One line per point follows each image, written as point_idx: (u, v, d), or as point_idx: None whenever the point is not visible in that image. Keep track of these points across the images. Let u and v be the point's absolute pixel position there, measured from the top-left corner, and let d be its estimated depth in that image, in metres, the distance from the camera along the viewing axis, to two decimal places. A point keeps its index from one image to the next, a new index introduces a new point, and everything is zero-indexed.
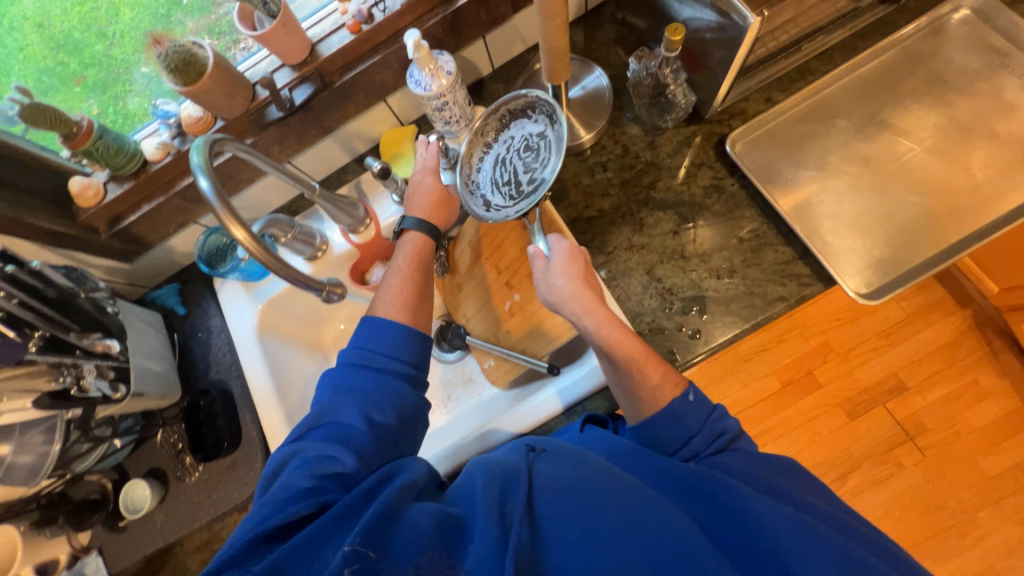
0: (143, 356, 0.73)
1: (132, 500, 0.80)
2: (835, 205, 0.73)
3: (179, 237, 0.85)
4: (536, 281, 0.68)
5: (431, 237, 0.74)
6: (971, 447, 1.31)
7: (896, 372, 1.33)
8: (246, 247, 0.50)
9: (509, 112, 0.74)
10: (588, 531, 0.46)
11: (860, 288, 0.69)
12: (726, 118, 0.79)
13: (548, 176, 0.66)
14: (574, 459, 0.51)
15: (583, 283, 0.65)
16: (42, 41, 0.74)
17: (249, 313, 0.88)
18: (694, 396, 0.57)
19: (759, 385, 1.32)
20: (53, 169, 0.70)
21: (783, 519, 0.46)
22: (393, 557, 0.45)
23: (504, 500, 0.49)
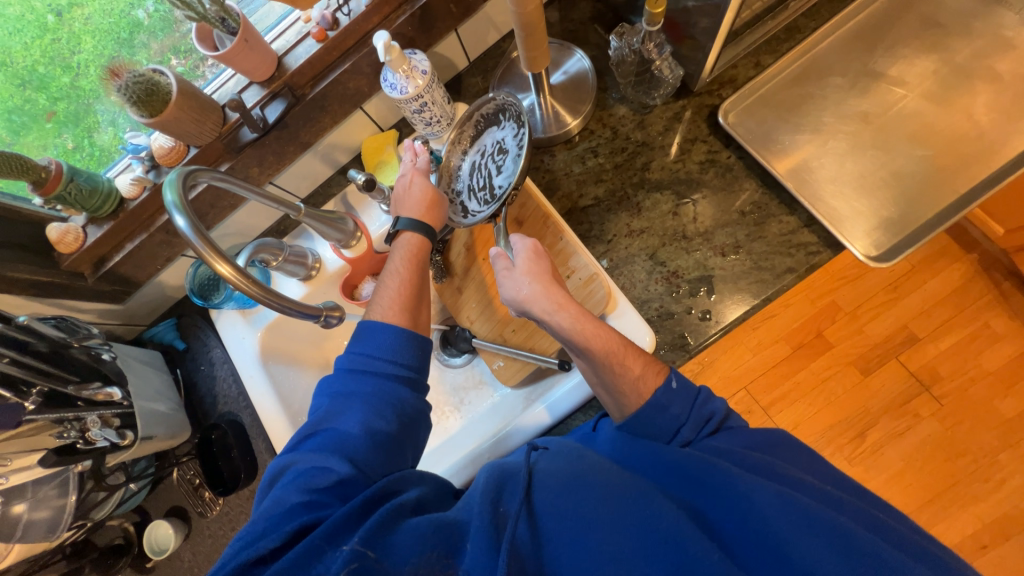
0: (148, 399, 0.71)
1: (156, 540, 0.80)
2: (837, 166, 0.71)
3: (168, 272, 0.83)
4: (499, 287, 0.66)
5: (427, 237, 0.70)
6: (988, 392, 1.30)
7: (906, 325, 1.31)
8: (231, 281, 0.48)
9: (483, 118, 0.75)
10: (581, 522, 0.44)
11: (870, 251, 0.67)
12: (716, 89, 0.76)
13: (513, 177, 0.66)
14: (574, 454, 0.50)
15: (549, 281, 0.63)
16: (5, 80, 0.70)
17: (249, 341, 0.86)
18: (677, 382, 0.57)
19: (770, 352, 1.31)
20: (27, 217, 0.68)
21: (786, 506, 0.43)
22: (392, 558, 0.43)
23: (499, 501, 0.47)
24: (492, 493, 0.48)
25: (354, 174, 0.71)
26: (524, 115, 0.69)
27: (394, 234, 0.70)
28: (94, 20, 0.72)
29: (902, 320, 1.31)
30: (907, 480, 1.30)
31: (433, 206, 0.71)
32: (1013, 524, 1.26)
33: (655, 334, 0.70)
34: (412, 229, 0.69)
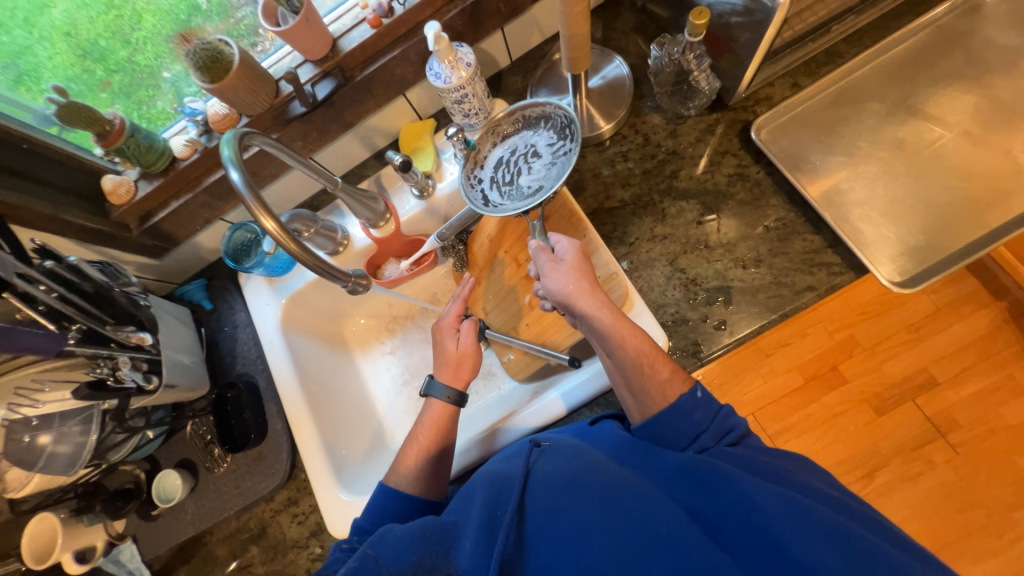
0: (173, 349, 0.75)
1: (165, 489, 0.83)
2: (866, 191, 0.71)
3: (206, 234, 0.87)
4: (544, 277, 0.67)
5: (455, 405, 0.75)
6: (1007, 446, 1.27)
7: (926, 366, 1.28)
8: (277, 238, 0.50)
9: (524, 117, 0.77)
10: (581, 520, 0.45)
11: (894, 277, 0.67)
12: (751, 105, 0.77)
13: (551, 185, 0.71)
14: (575, 454, 0.52)
15: (592, 282, 0.65)
16: (70, 49, 0.74)
17: (273, 308, 0.89)
18: (702, 392, 0.57)
19: (781, 381, 1.26)
20: (86, 167, 0.72)
21: (787, 506, 0.44)
22: (390, 557, 0.50)
23: (495, 502, 0.49)
24: (490, 493, 0.50)
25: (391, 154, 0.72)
26: (571, 127, 0.73)
27: (422, 394, 0.76)
28: (158, 1, 0.76)
29: (923, 362, 1.28)
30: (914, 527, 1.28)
31: (466, 372, 0.77)
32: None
33: (668, 339, 0.71)
34: (442, 397, 0.74)
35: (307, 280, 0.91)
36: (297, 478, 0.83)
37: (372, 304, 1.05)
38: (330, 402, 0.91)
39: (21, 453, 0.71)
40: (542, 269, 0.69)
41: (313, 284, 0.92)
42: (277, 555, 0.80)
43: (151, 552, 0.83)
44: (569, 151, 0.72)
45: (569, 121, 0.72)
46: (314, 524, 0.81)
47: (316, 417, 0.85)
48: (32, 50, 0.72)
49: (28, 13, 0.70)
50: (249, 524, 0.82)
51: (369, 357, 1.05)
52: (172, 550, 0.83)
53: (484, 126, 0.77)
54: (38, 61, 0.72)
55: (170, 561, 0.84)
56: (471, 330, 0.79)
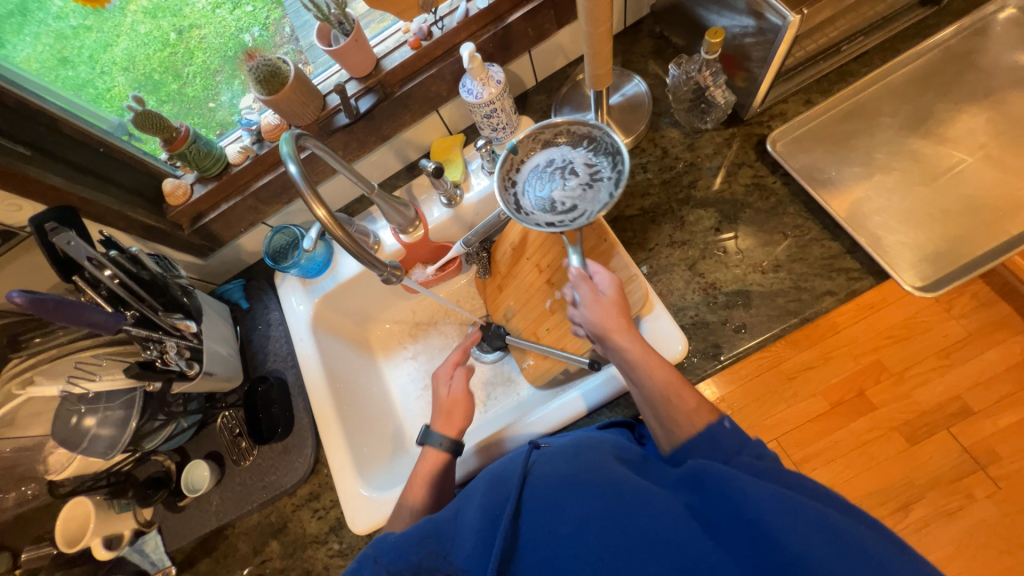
0: (213, 340, 0.79)
1: (192, 480, 0.86)
2: (884, 200, 0.72)
3: (248, 237, 0.93)
4: (583, 308, 0.69)
5: (452, 453, 0.75)
6: None
7: (960, 394, 1.23)
8: (326, 225, 0.53)
9: (569, 130, 0.77)
10: (574, 519, 0.47)
11: (916, 282, 0.67)
12: (766, 120, 0.81)
13: (587, 210, 0.73)
14: (574, 453, 0.54)
15: (622, 318, 0.67)
16: (127, 82, 0.79)
17: (305, 307, 0.94)
18: (729, 423, 0.56)
19: (804, 407, 1.21)
20: (150, 171, 0.80)
21: (774, 502, 0.44)
22: (393, 559, 0.51)
23: (493, 505, 0.52)
24: (488, 492, 0.54)
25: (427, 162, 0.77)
26: (616, 155, 0.74)
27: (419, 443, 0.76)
28: (209, 40, 0.83)
29: (954, 389, 1.23)
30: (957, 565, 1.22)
31: (458, 419, 0.78)
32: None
33: (687, 342, 0.72)
34: (438, 445, 0.75)
35: (339, 283, 0.95)
36: (320, 473, 0.85)
37: (398, 310, 1.10)
38: (354, 401, 0.94)
39: (68, 434, 0.76)
40: (580, 300, 0.71)
41: (343, 286, 0.96)
42: (296, 550, 0.81)
43: (175, 543, 0.84)
44: (609, 179, 0.74)
45: (616, 148, 0.72)
46: (334, 519, 0.82)
47: (340, 415, 0.87)
48: (94, 83, 0.77)
49: (95, 53, 0.77)
50: (270, 518, 0.84)
51: (392, 361, 1.08)
52: (195, 542, 0.85)
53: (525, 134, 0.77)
54: (101, 91, 0.77)
55: (192, 554, 0.85)
56: (462, 377, 0.82)
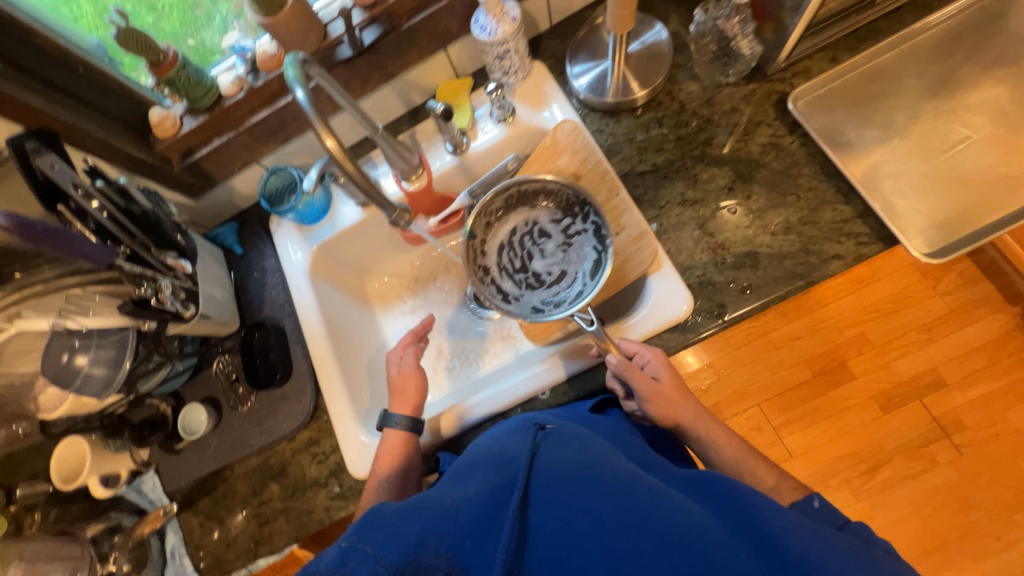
0: (208, 283, 0.77)
1: (190, 423, 0.85)
2: (900, 165, 0.72)
3: (241, 177, 0.88)
4: (645, 402, 0.67)
5: (413, 432, 0.77)
6: (1010, 450, 1.27)
7: (936, 367, 1.28)
8: (336, 156, 0.50)
9: (519, 191, 0.78)
10: (593, 514, 0.45)
11: (922, 248, 0.68)
12: (789, 77, 0.78)
13: (575, 272, 0.76)
14: (585, 448, 0.53)
15: (684, 396, 0.69)
16: (95, 12, 0.71)
17: (303, 254, 0.91)
18: (818, 502, 0.59)
19: (788, 374, 1.27)
20: (134, 98, 0.74)
21: (792, 521, 0.48)
22: (393, 557, 0.43)
23: (499, 489, 0.48)
24: (494, 476, 0.51)
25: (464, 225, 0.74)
26: (575, 206, 0.77)
27: (380, 427, 0.78)
28: None
29: (933, 362, 1.28)
30: (913, 524, 1.28)
31: (411, 395, 0.80)
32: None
33: (692, 301, 0.73)
34: (398, 426, 0.77)
35: (337, 232, 0.92)
36: (319, 420, 0.85)
37: (397, 263, 1.08)
38: (353, 352, 0.93)
39: (58, 372, 0.74)
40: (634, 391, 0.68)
41: (342, 235, 0.93)
42: (296, 492, 0.82)
43: (172, 483, 0.85)
44: (581, 232, 0.77)
45: (585, 198, 0.74)
46: (334, 464, 0.82)
47: (340, 363, 0.87)
48: (59, 8, 0.68)
49: None
50: (270, 462, 0.84)
51: (390, 314, 1.06)
52: (193, 483, 0.85)
53: (478, 206, 0.76)
54: (67, 20, 0.69)
55: (190, 495, 0.85)
56: (412, 355, 0.83)
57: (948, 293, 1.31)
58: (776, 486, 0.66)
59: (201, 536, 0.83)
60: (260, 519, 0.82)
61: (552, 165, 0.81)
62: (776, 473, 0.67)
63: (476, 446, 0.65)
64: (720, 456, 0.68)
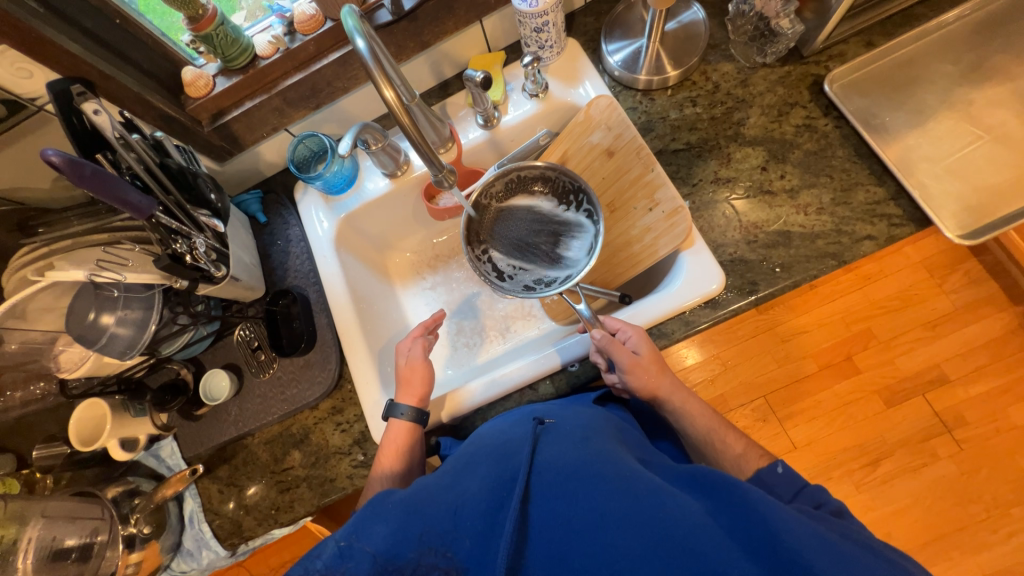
0: (238, 247, 0.77)
1: (211, 389, 0.84)
2: (932, 149, 0.74)
3: (268, 144, 0.87)
4: (625, 374, 0.69)
5: (418, 423, 0.74)
6: (1005, 445, 1.21)
7: (937, 363, 1.24)
8: (394, 110, 0.52)
9: (519, 177, 0.82)
10: (591, 513, 0.45)
11: (958, 229, 0.69)
12: (824, 60, 0.79)
13: (570, 255, 0.79)
14: (585, 443, 0.53)
15: (662, 373, 0.70)
16: None
17: (328, 224, 0.90)
18: (782, 468, 0.59)
19: (794, 367, 1.28)
20: (166, 54, 0.73)
21: (804, 531, 0.44)
22: (392, 556, 0.45)
23: (499, 485, 0.49)
24: (495, 470, 0.51)
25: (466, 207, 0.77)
26: (575, 192, 0.80)
27: (385, 417, 0.75)
28: None
29: (936, 358, 1.24)
30: (912, 516, 1.22)
31: (417, 386, 0.77)
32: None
33: (724, 278, 0.73)
34: (403, 416, 0.74)
35: (363, 203, 0.91)
36: (342, 389, 0.85)
37: (418, 239, 1.07)
38: (376, 324, 0.92)
39: (84, 330, 0.73)
40: (619, 365, 0.69)
41: (368, 207, 0.93)
42: (318, 460, 0.82)
43: (190, 450, 0.84)
44: (577, 219, 0.80)
45: (580, 186, 0.78)
46: (358, 433, 0.82)
47: (364, 333, 0.86)
48: None
49: None
50: (291, 430, 0.84)
51: (409, 290, 1.06)
52: (212, 450, 0.84)
53: (477, 192, 0.80)
54: None
55: (210, 460, 0.84)
56: (421, 347, 0.81)
57: (954, 292, 1.26)
58: (742, 454, 0.65)
59: (219, 503, 0.82)
60: (281, 487, 0.81)
61: (585, 141, 0.82)
62: (744, 442, 0.67)
63: (478, 435, 0.64)
64: (691, 425, 0.68)
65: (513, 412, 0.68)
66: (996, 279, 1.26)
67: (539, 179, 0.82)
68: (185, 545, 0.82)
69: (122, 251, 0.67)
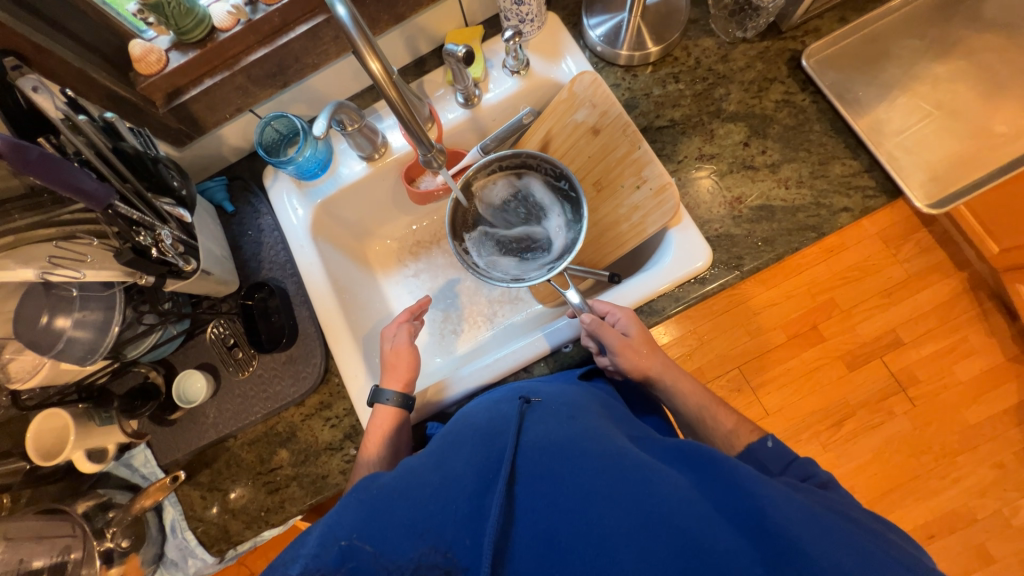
0: (206, 238, 0.74)
1: (186, 391, 0.79)
2: (901, 122, 0.78)
3: (232, 126, 0.81)
4: (615, 356, 0.69)
5: (404, 408, 0.73)
6: (957, 399, 1.31)
7: (895, 328, 1.30)
8: (381, 82, 0.50)
9: (502, 165, 0.79)
10: (579, 491, 0.43)
11: (925, 200, 0.74)
12: (801, 35, 0.80)
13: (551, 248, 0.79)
14: (572, 423, 0.52)
15: (650, 353, 0.70)
16: None
17: (303, 211, 0.85)
18: (773, 443, 0.62)
19: (766, 338, 1.33)
20: (110, 25, 0.65)
21: (788, 502, 0.44)
22: (391, 552, 0.42)
23: (484, 467, 0.47)
24: (480, 452, 0.49)
25: (454, 188, 0.74)
26: (560, 177, 0.77)
27: (370, 403, 0.73)
28: None
29: (892, 323, 1.31)
30: (871, 470, 1.32)
31: (403, 370, 0.75)
32: (961, 520, 1.29)
33: (711, 253, 0.74)
34: (389, 401, 0.72)
35: (340, 188, 0.87)
36: (330, 383, 0.82)
37: (397, 226, 1.04)
38: (361, 315, 0.89)
39: (37, 336, 0.66)
40: (610, 348, 0.68)
41: (346, 193, 0.88)
42: (308, 458, 0.79)
43: (167, 458, 0.79)
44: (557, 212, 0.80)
45: (561, 172, 0.76)
46: (349, 427, 0.79)
47: (349, 322, 0.83)
48: None
49: None
50: (276, 429, 0.80)
51: (392, 278, 1.02)
52: (191, 454, 0.79)
53: (463, 179, 0.77)
54: None
55: (189, 466, 0.80)
56: (406, 332, 0.78)
57: (908, 261, 1.29)
58: (734, 429, 0.68)
59: (202, 509, 0.78)
60: (270, 488, 0.78)
61: (569, 119, 0.81)
62: (735, 419, 0.69)
63: (464, 413, 0.62)
64: (685, 403, 0.70)
65: (498, 389, 0.66)
66: (942, 247, 1.30)
67: (524, 166, 0.80)
68: (168, 555, 0.79)
69: (80, 247, 0.62)
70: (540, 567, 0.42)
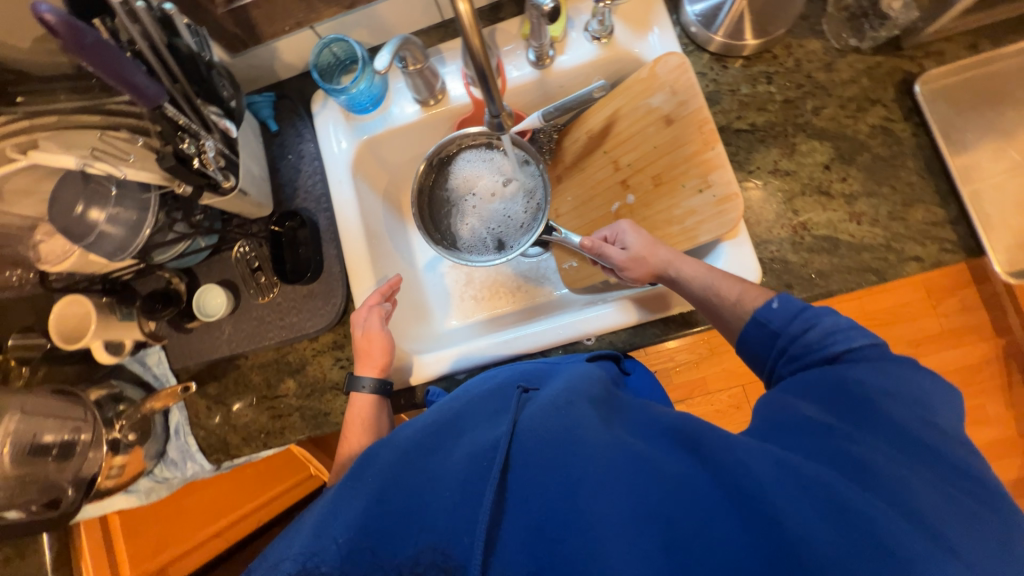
0: (247, 157, 0.72)
1: (205, 305, 0.80)
2: (1003, 176, 0.71)
3: (289, 41, 0.77)
4: (622, 270, 0.71)
5: (381, 394, 0.72)
6: None
7: None
8: (466, 21, 0.45)
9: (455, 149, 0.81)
10: (568, 477, 0.41)
11: (1005, 265, 0.68)
12: (920, 57, 0.72)
13: (513, 235, 0.80)
14: (561, 402, 0.48)
15: (656, 244, 0.69)
16: None
17: (346, 145, 0.82)
18: (778, 301, 0.55)
19: None
20: None
21: (796, 487, 0.38)
22: (390, 550, 0.42)
23: (478, 453, 0.45)
24: (477, 438, 0.47)
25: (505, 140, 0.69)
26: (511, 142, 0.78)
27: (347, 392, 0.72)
28: None
29: None
30: None
31: (378, 357, 0.73)
32: None
33: (761, 275, 0.70)
34: (365, 389, 0.72)
35: (389, 128, 0.83)
36: (345, 325, 0.81)
37: None
38: (387, 262, 0.87)
39: (70, 223, 0.66)
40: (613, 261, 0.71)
41: (392, 133, 0.84)
42: (313, 393, 0.80)
43: (178, 363, 0.80)
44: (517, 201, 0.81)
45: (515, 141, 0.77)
46: None
47: (371, 266, 0.81)
48: None
49: None
50: (288, 358, 0.81)
51: None
52: (204, 364, 0.81)
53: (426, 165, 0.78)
54: None
55: (199, 376, 0.81)
56: (377, 316, 0.74)
57: (946, 315, 1.23)
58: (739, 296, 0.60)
59: (206, 417, 0.81)
60: (273, 413, 0.80)
61: (643, 102, 0.75)
62: None
63: (466, 390, 0.60)
64: None
65: (507, 368, 0.66)
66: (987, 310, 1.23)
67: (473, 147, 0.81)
68: (170, 454, 0.81)
69: (120, 143, 0.59)
70: (529, 560, 0.39)
